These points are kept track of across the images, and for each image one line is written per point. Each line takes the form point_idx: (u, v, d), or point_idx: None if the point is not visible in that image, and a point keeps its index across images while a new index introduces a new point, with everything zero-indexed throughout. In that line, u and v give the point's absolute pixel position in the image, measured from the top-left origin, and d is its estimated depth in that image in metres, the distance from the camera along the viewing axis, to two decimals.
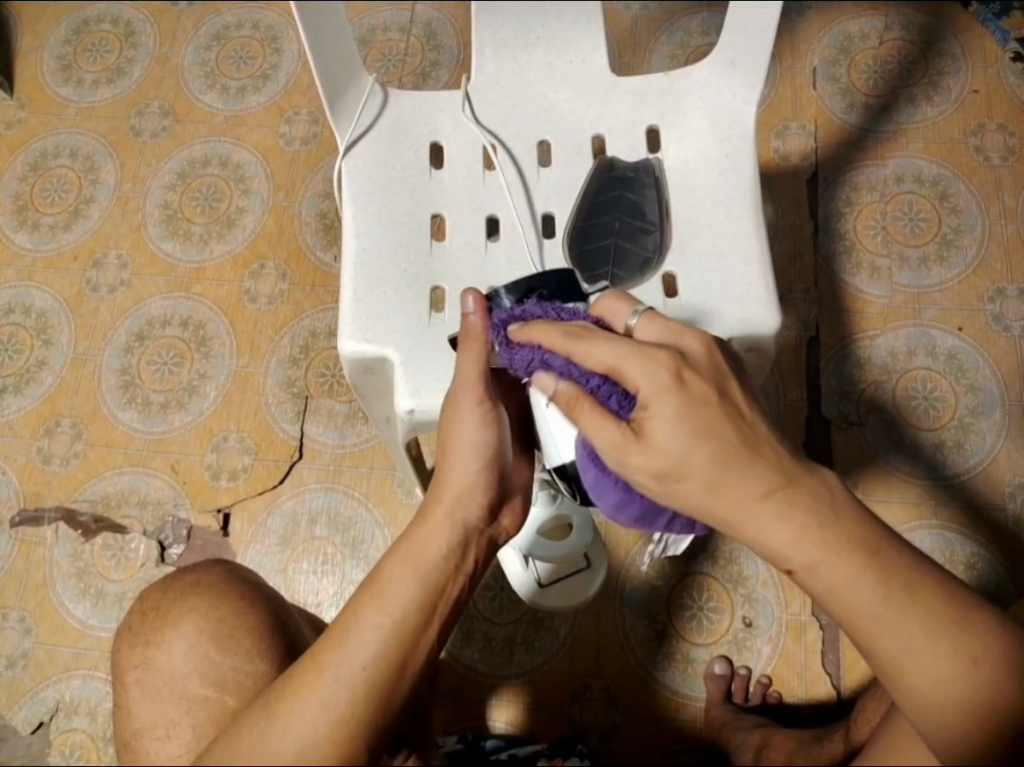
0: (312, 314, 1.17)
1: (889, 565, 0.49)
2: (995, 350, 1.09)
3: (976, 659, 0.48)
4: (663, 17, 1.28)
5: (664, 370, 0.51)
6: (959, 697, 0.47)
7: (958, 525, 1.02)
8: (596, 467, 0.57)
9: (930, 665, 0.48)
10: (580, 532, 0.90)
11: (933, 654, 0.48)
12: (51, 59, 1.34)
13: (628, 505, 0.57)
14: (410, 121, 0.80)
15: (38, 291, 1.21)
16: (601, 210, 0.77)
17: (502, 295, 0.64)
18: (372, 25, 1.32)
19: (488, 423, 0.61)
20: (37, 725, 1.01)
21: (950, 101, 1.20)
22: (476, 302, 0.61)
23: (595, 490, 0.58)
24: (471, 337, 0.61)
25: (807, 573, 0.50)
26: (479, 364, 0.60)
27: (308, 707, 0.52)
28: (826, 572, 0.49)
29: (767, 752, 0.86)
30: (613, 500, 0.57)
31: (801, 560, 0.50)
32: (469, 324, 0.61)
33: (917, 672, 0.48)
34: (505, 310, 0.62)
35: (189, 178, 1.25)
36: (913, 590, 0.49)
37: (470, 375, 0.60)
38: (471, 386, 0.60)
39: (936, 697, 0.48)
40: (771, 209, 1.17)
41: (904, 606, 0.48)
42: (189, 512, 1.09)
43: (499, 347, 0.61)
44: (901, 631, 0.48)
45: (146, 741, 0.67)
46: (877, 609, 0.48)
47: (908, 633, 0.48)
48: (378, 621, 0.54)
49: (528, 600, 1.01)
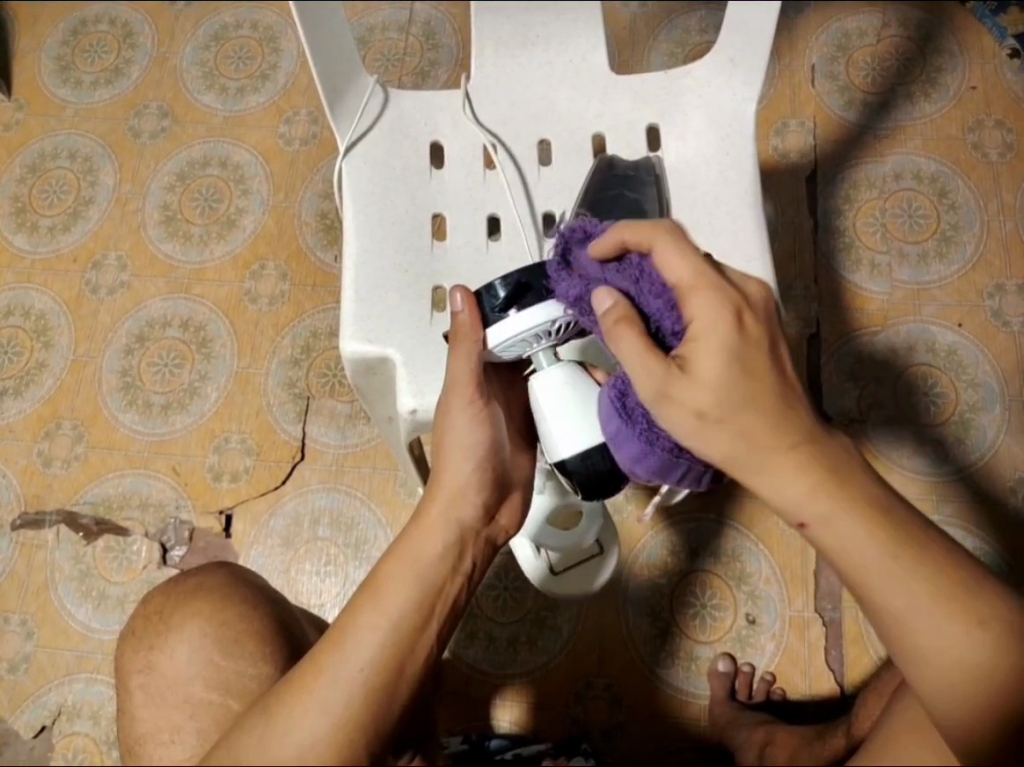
0: (313, 314, 1.16)
1: (896, 525, 0.49)
2: (995, 345, 1.09)
3: (980, 624, 0.48)
4: (662, 15, 1.28)
5: (692, 335, 0.51)
6: (961, 669, 0.48)
7: (960, 518, 1.02)
8: (618, 418, 0.57)
9: (946, 655, 0.48)
10: (591, 517, 0.85)
11: (937, 621, 0.48)
12: (49, 60, 1.34)
13: (648, 457, 0.56)
14: (410, 121, 0.80)
15: (37, 293, 1.21)
16: (602, 207, 0.75)
17: (495, 290, 0.59)
18: (371, 25, 1.32)
19: (480, 421, 0.62)
20: (40, 728, 1.00)
21: (948, 98, 1.21)
22: (465, 299, 0.60)
23: (615, 440, 0.58)
24: (461, 335, 0.60)
25: (820, 524, 0.49)
26: (470, 363, 0.60)
27: (306, 711, 0.51)
28: (836, 528, 0.49)
29: (770, 749, 0.86)
30: (632, 452, 0.57)
31: (814, 511, 0.49)
32: (458, 322, 0.60)
33: (920, 642, 0.48)
34: (497, 306, 0.59)
35: (188, 179, 1.25)
36: (920, 557, 0.48)
37: (462, 375, 0.61)
38: (463, 385, 0.61)
39: (949, 684, 0.48)
40: (771, 207, 1.17)
41: (908, 570, 0.48)
42: (191, 514, 1.09)
43: (491, 343, 0.60)
44: (905, 595, 0.48)
45: (151, 745, 0.66)
46: (881, 574, 0.48)
47: (913, 594, 0.48)
48: (375, 621, 0.54)
49: (543, 589, 0.97)
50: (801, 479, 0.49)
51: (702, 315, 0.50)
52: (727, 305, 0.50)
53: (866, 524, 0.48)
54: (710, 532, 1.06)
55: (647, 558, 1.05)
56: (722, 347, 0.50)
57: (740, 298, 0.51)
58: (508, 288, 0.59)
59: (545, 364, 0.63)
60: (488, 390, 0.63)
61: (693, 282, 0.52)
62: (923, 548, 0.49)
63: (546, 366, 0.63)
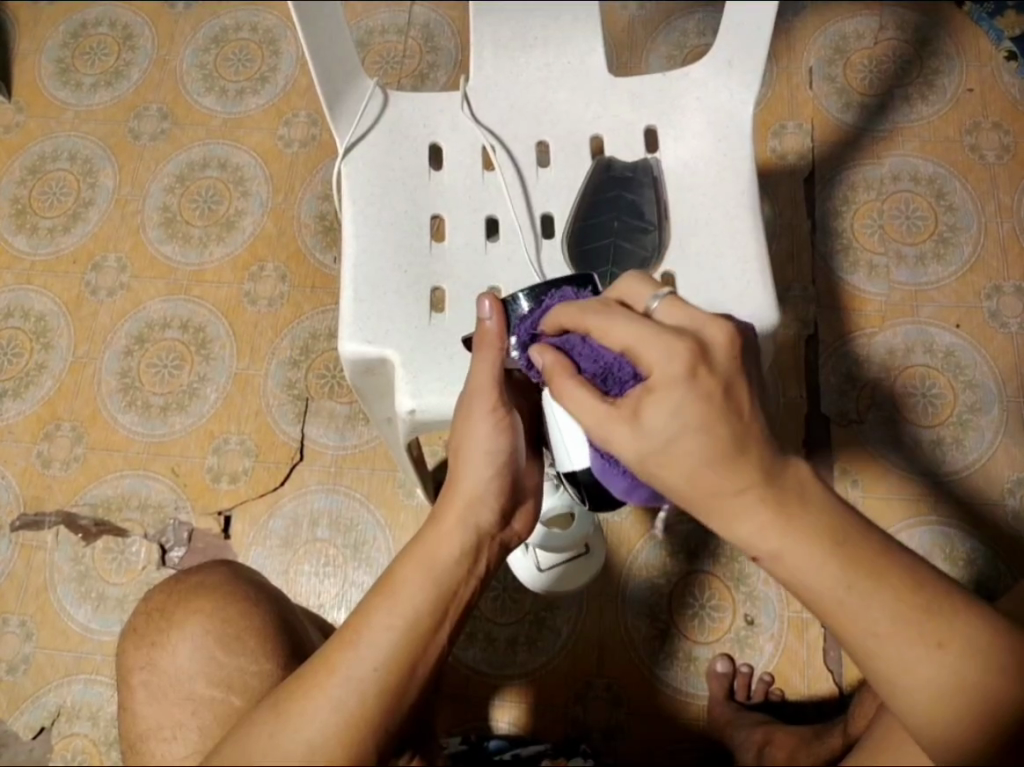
0: (313, 315, 1.17)
1: (854, 550, 0.48)
2: (993, 346, 1.09)
3: (941, 645, 0.47)
4: (660, 18, 1.29)
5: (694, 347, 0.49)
6: (927, 686, 0.47)
7: (959, 520, 1.02)
8: (601, 455, 0.57)
9: (921, 674, 0.47)
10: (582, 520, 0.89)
11: (901, 641, 0.47)
12: (49, 62, 1.34)
13: (636, 491, 0.57)
14: (410, 122, 0.80)
15: (37, 294, 1.21)
16: (600, 208, 0.77)
17: (520, 299, 0.61)
18: (370, 27, 1.32)
19: (502, 428, 0.61)
20: (39, 729, 1.00)
21: (945, 99, 1.21)
22: (493, 306, 0.60)
23: (603, 474, 0.58)
24: (485, 342, 0.60)
25: (772, 558, 0.48)
26: (494, 369, 0.60)
27: (319, 709, 0.51)
28: (789, 560, 0.48)
29: (769, 749, 0.87)
30: (621, 485, 0.57)
31: (765, 548, 0.48)
32: (484, 329, 0.61)
33: (885, 660, 0.48)
34: (522, 315, 0.61)
35: (188, 181, 1.25)
36: (879, 580, 0.48)
37: (485, 381, 0.60)
38: (486, 390, 0.60)
39: (926, 697, 0.47)
40: (769, 209, 1.17)
41: (867, 595, 0.48)
42: (190, 515, 1.09)
43: (515, 352, 0.60)
44: (870, 619, 0.48)
45: (152, 743, 0.66)
46: (840, 599, 0.48)
47: (876, 617, 0.48)
48: (391, 622, 0.54)
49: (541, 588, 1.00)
50: (763, 510, 0.48)
51: (658, 369, 0.47)
52: (682, 357, 0.47)
53: (824, 550, 0.48)
54: (710, 533, 1.06)
55: (647, 557, 1.05)
56: (675, 404, 0.47)
57: (696, 348, 0.47)
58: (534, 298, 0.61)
59: None
60: (509, 397, 0.63)
61: (640, 339, 0.49)
62: (890, 566, 0.48)
63: None
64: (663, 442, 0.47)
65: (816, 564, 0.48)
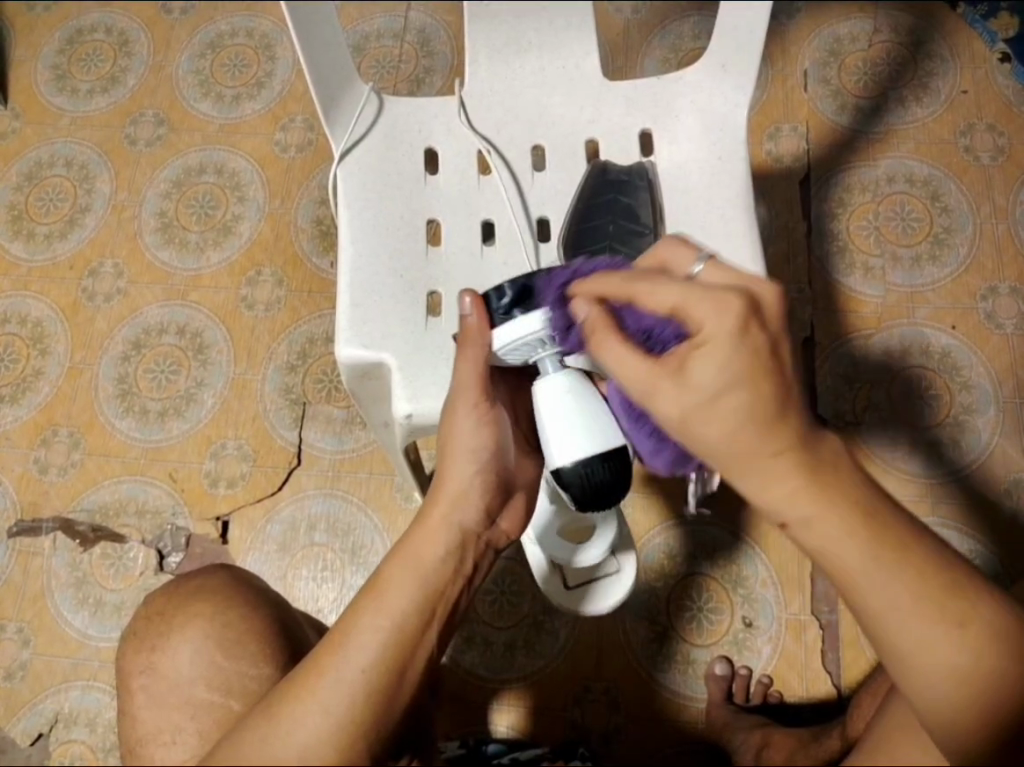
0: (310, 319, 1.17)
1: (880, 525, 0.46)
2: (989, 346, 1.09)
3: (963, 625, 0.46)
4: (656, 21, 1.29)
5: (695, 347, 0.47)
6: (949, 670, 0.46)
7: (956, 520, 1.02)
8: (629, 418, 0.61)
9: (945, 660, 0.46)
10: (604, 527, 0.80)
11: (918, 620, 0.46)
12: (46, 69, 1.34)
13: (662, 453, 0.60)
14: (404, 127, 0.81)
15: (34, 300, 1.21)
16: (596, 211, 0.76)
17: (503, 292, 0.60)
18: (366, 33, 1.33)
19: (485, 425, 0.62)
20: (36, 736, 1.00)
21: (940, 102, 1.21)
22: (474, 302, 0.60)
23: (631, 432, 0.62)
24: (469, 340, 0.60)
25: (803, 526, 0.47)
26: (478, 366, 0.60)
27: (308, 713, 0.51)
28: (811, 534, 0.46)
29: (768, 750, 0.86)
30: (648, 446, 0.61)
31: (796, 513, 0.46)
32: (466, 326, 0.61)
33: (898, 640, 0.46)
34: (504, 308, 0.60)
35: (185, 186, 1.26)
36: (905, 553, 0.46)
37: (469, 378, 0.60)
38: (469, 387, 0.60)
39: (947, 683, 0.46)
40: (765, 211, 1.17)
41: (893, 571, 0.46)
42: (188, 521, 1.09)
43: (496, 345, 0.60)
44: (888, 594, 0.46)
45: (151, 746, 0.66)
46: (866, 573, 0.46)
47: (897, 595, 0.46)
48: (377, 623, 0.54)
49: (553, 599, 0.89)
50: (789, 483, 0.46)
51: (708, 324, 0.47)
52: None
53: (852, 526, 0.46)
54: (709, 536, 1.06)
55: (644, 560, 1.05)
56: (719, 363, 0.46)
57: (748, 307, 0.47)
58: (515, 290, 0.60)
59: (550, 369, 0.61)
60: (494, 394, 0.63)
61: (686, 297, 0.48)
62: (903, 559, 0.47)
63: (551, 372, 0.61)
64: (707, 398, 0.47)
65: (843, 537, 0.46)
